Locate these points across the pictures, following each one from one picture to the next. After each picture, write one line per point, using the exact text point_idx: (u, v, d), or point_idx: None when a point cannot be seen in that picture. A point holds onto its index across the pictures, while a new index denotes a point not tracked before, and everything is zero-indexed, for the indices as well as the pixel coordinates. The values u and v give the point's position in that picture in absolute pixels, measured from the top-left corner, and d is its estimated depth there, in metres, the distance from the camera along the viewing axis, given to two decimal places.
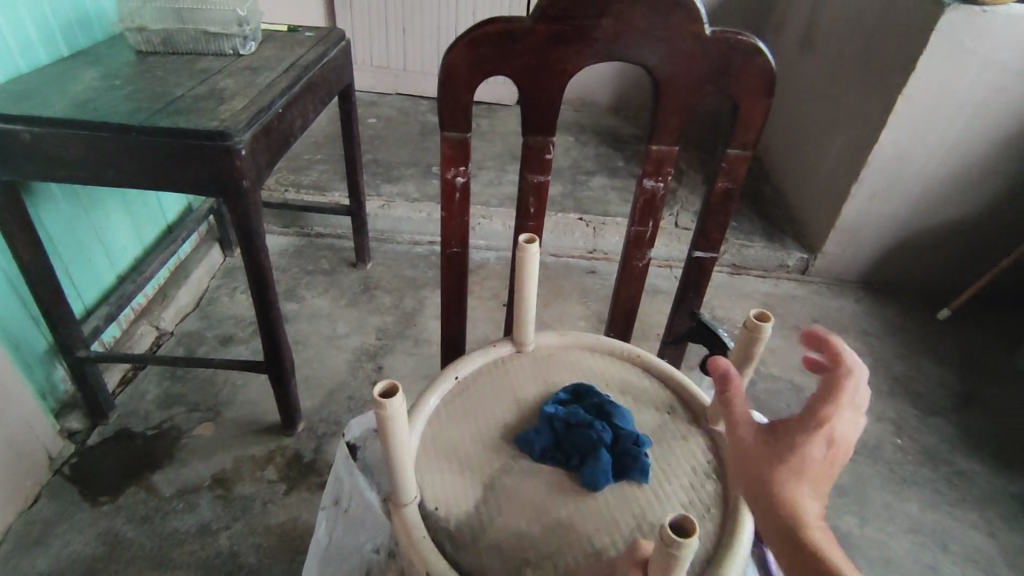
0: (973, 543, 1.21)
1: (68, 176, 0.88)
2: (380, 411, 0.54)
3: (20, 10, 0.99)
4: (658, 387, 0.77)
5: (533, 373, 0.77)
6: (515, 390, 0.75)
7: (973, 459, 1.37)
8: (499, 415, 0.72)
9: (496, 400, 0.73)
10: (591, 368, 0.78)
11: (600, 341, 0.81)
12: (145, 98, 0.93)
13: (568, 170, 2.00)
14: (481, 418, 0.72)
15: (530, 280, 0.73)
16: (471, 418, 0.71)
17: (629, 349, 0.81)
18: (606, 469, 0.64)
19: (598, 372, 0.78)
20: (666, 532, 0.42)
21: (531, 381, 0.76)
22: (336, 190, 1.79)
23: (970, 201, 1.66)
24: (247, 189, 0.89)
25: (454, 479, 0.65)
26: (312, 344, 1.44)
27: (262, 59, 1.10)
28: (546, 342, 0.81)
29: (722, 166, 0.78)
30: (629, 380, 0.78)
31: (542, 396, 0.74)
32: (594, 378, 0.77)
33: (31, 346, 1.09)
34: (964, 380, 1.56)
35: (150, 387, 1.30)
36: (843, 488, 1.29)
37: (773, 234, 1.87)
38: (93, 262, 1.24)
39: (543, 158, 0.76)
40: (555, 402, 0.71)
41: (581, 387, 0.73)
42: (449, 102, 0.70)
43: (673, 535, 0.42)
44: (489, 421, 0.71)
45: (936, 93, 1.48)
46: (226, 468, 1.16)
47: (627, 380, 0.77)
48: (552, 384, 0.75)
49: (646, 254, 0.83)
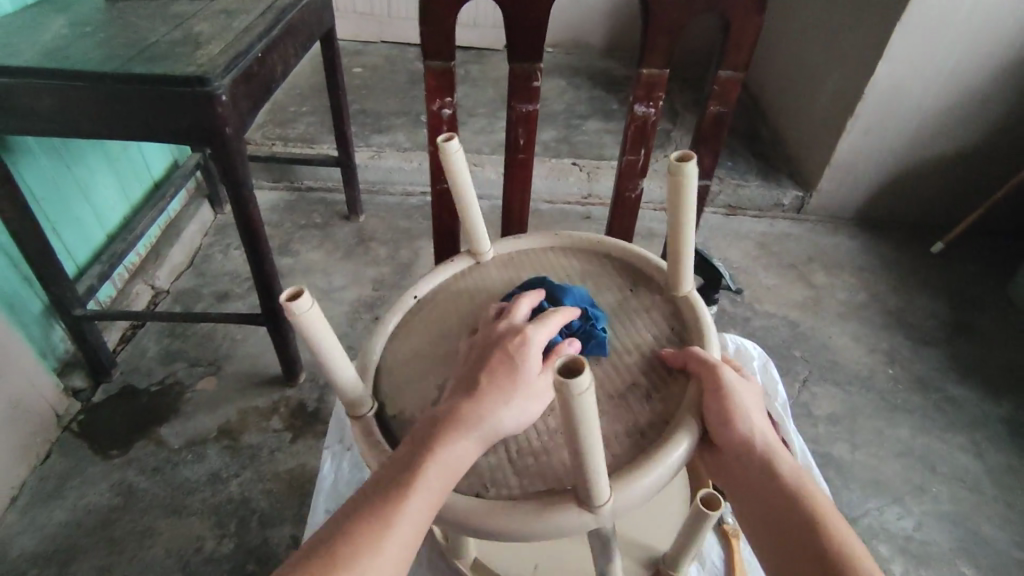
0: (961, 464, 1.26)
1: (46, 129, 0.86)
2: (293, 318, 0.54)
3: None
4: (619, 273, 0.77)
5: (497, 277, 0.77)
6: (478, 293, 0.75)
7: (963, 385, 1.40)
8: (459, 317, 0.73)
9: (455, 305, 0.74)
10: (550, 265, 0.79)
11: (557, 238, 0.81)
12: (118, 45, 0.90)
13: (561, 114, 1.96)
14: (440, 325, 0.72)
15: (462, 176, 0.72)
16: (436, 320, 0.73)
17: (585, 237, 0.81)
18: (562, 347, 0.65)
19: (563, 269, 0.78)
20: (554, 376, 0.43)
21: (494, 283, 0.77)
22: (324, 142, 1.75)
23: (968, 130, 1.63)
24: (231, 137, 0.87)
25: (418, 381, 0.67)
26: (309, 297, 1.45)
27: (239, 3, 1.06)
28: (503, 250, 0.81)
29: (714, 89, 0.76)
30: (589, 267, 0.78)
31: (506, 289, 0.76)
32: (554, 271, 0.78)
33: (25, 306, 1.09)
34: (955, 311, 1.58)
35: (151, 344, 1.31)
36: (836, 417, 1.32)
37: (768, 173, 1.86)
38: (81, 220, 1.22)
39: (531, 85, 0.74)
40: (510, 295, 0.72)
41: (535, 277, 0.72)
42: (432, 29, 0.69)
43: (566, 380, 0.42)
44: (449, 325, 0.72)
45: (934, 19, 1.44)
46: (232, 420, 1.18)
47: (587, 268, 0.78)
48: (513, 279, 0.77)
49: (639, 183, 0.82)
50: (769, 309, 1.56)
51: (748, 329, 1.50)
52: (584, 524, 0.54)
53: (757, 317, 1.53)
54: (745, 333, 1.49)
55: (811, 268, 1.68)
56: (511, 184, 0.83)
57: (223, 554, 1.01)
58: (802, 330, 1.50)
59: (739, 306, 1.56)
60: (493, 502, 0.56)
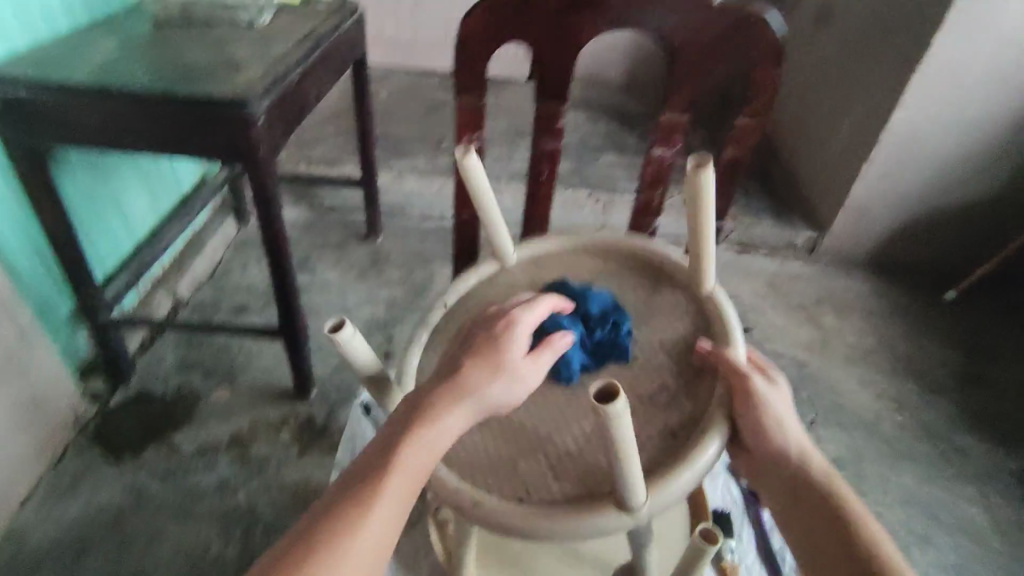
0: (967, 515, 1.25)
1: (91, 143, 0.92)
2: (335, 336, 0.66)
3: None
4: (578, 257, 0.85)
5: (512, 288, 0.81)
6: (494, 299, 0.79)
7: (971, 435, 1.40)
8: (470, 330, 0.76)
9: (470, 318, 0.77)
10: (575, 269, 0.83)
11: (582, 242, 0.85)
12: (164, 67, 0.96)
13: (578, 146, 2.01)
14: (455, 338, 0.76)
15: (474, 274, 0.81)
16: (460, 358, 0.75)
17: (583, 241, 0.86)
18: (571, 364, 0.71)
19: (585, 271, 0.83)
20: (594, 402, 0.50)
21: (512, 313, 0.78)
22: (347, 165, 1.83)
23: (986, 178, 1.64)
24: (263, 157, 0.92)
25: None
26: (325, 313, 1.49)
27: (276, 31, 1.13)
28: (526, 255, 0.84)
29: (732, 134, 0.75)
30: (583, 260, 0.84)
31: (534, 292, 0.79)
32: (577, 273, 0.82)
33: (56, 309, 1.13)
34: (966, 360, 1.58)
35: (168, 353, 1.34)
36: (841, 460, 1.32)
37: (780, 213, 1.88)
38: (112, 229, 1.27)
39: (554, 124, 0.74)
40: (584, 317, 0.73)
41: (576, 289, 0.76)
42: (466, 69, 0.70)
43: (605, 403, 0.50)
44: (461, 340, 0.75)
45: (951, 72, 1.46)
46: (243, 429, 1.20)
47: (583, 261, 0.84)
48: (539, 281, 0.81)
49: (653, 221, 0.85)
50: (778, 349, 1.57)
51: None
52: (624, 524, 0.61)
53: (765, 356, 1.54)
54: None
55: (821, 309, 1.69)
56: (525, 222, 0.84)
57: (227, 561, 1.02)
58: (810, 371, 1.51)
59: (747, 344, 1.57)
60: (537, 507, 0.62)
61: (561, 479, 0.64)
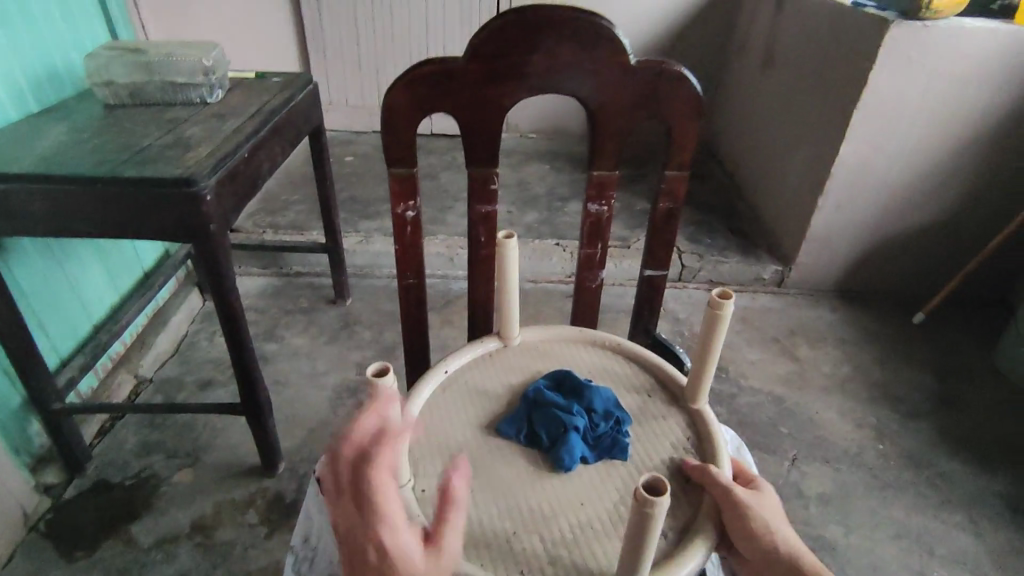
0: (958, 545, 1.21)
1: (35, 230, 0.91)
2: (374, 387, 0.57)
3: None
4: (572, 346, 0.86)
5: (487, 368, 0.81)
6: (487, 388, 0.79)
7: (954, 460, 1.38)
8: (466, 416, 0.75)
9: (466, 404, 0.77)
10: (572, 359, 0.84)
11: (579, 333, 0.87)
12: (112, 149, 0.97)
13: (544, 197, 2.04)
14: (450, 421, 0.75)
15: (475, 348, 0.83)
16: (450, 432, 0.73)
17: (579, 331, 0.87)
18: (573, 454, 0.69)
19: (580, 362, 0.83)
20: (640, 494, 0.45)
21: (500, 396, 0.78)
22: (314, 229, 1.81)
23: (937, 203, 1.68)
24: (213, 232, 0.91)
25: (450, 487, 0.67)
26: (293, 382, 1.45)
27: (229, 106, 1.15)
28: (530, 338, 0.86)
29: (663, 187, 0.77)
30: (577, 354, 0.85)
31: (526, 383, 0.80)
32: (571, 366, 0.82)
33: (4, 401, 1.09)
34: (942, 382, 1.58)
35: (128, 436, 1.29)
36: (827, 497, 1.29)
37: (745, 249, 1.91)
38: (68, 313, 1.24)
39: (488, 188, 0.75)
40: (587, 411, 0.73)
41: (577, 382, 0.77)
42: (394, 140, 0.69)
43: (648, 495, 0.45)
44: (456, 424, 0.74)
45: (889, 105, 1.52)
46: (206, 514, 1.15)
47: (576, 355, 0.84)
48: (533, 373, 0.81)
49: (598, 275, 0.85)
50: (755, 385, 1.55)
51: (733, 406, 1.49)
52: None
53: (743, 393, 1.53)
54: (731, 411, 1.48)
55: (794, 342, 1.69)
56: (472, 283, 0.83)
57: None
58: (788, 406, 1.50)
59: (724, 382, 1.56)
60: None
61: (557, 564, 0.60)
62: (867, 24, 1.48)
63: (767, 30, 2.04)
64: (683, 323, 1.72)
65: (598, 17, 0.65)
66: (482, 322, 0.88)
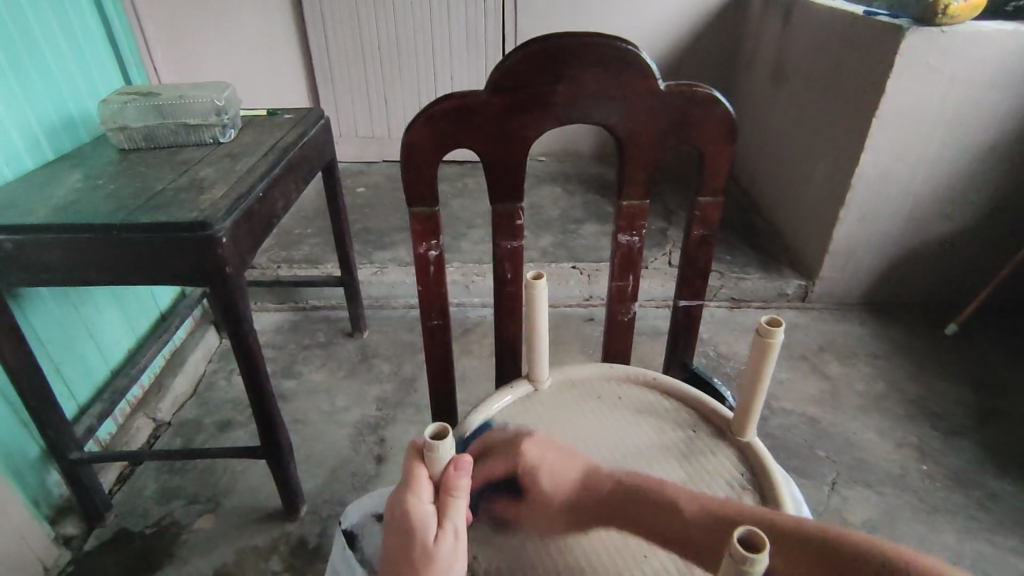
0: (1017, 570, 1.14)
1: (52, 281, 0.90)
2: (434, 453, 0.52)
3: (8, 127, 1.07)
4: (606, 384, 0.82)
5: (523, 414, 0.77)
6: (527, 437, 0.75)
7: (1003, 478, 1.31)
8: None
9: None
10: (608, 398, 0.80)
11: (611, 369, 0.83)
12: (127, 195, 0.96)
13: (558, 220, 2.02)
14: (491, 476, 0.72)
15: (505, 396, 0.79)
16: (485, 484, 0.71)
17: (609, 368, 0.83)
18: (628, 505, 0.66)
19: (617, 401, 0.80)
20: (734, 551, 0.38)
21: None
22: (328, 262, 1.80)
23: (964, 210, 1.64)
24: (230, 275, 0.90)
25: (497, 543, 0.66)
26: (312, 421, 1.42)
27: (242, 145, 1.14)
28: (559, 379, 0.82)
29: (696, 215, 0.75)
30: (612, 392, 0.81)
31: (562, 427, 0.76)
32: (608, 405, 0.79)
33: (22, 453, 1.07)
34: (983, 395, 1.52)
35: (148, 482, 1.27)
36: (872, 523, 1.23)
37: (767, 265, 1.87)
38: (85, 359, 1.23)
39: (514, 224, 0.73)
40: None
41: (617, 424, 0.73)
42: (414, 179, 0.67)
43: (744, 552, 0.38)
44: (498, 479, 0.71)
45: (910, 113, 1.48)
46: (228, 562, 1.12)
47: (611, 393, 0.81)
48: (569, 416, 0.77)
49: (631, 306, 0.81)
50: (787, 406, 1.50)
51: (765, 429, 1.44)
52: None
53: (775, 414, 1.48)
54: (764, 434, 1.42)
55: (824, 358, 1.64)
56: (500, 321, 0.81)
57: None
58: (824, 426, 1.44)
59: None
60: None
61: None
62: (881, 33, 1.45)
63: (775, 44, 2.03)
64: (707, 344, 1.68)
65: (623, 43, 0.63)
66: (509, 360, 0.85)
